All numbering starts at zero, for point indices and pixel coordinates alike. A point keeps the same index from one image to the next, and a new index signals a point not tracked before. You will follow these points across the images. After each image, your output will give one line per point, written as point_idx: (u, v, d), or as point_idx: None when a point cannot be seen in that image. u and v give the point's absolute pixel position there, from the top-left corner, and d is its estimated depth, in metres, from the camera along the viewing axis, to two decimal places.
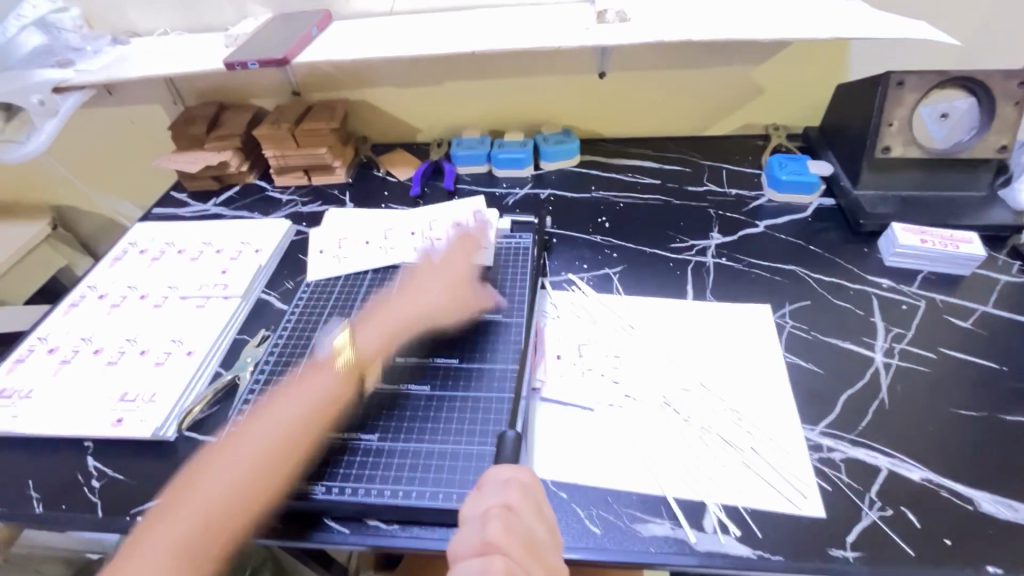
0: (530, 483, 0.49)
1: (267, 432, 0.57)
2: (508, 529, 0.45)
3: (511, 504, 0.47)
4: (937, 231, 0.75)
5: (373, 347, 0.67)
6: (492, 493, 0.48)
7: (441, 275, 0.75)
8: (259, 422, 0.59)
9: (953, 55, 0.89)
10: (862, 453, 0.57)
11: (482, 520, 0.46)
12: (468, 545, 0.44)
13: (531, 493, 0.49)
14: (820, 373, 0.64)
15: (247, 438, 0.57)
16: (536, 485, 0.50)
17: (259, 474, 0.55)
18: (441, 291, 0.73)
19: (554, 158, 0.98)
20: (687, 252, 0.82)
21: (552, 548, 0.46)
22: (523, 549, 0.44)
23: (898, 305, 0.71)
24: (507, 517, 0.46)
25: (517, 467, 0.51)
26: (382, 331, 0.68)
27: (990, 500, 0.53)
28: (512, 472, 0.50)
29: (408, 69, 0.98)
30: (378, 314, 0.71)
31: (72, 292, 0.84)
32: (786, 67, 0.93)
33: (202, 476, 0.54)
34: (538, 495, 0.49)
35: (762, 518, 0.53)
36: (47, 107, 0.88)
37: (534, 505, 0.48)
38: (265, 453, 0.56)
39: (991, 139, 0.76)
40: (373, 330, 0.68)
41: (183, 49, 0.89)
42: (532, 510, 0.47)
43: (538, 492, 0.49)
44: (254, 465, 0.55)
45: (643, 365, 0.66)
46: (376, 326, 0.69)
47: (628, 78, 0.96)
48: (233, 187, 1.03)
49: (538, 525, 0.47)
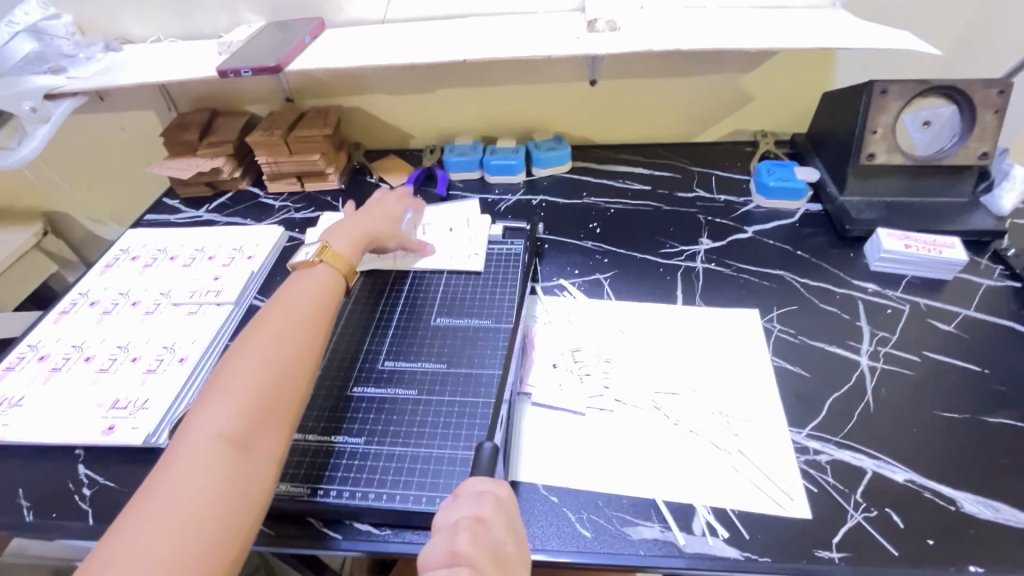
0: (505, 496, 0.49)
1: (277, 329, 0.58)
2: (475, 541, 0.45)
3: (481, 517, 0.47)
4: (920, 237, 0.77)
5: (350, 250, 0.72)
6: (465, 505, 0.48)
7: (387, 211, 0.81)
8: (264, 325, 0.59)
9: (937, 63, 0.91)
10: (848, 455, 0.58)
11: (451, 531, 0.46)
12: (435, 556, 0.44)
13: (504, 506, 0.48)
14: (807, 377, 0.65)
15: (263, 331, 0.58)
16: (510, 498, 0.49)
17: (284, 363, 0.55)
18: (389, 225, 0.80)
19: (545, 165, 0.99)
20: (677, 257, 0.83)
21: (521, 562, 0.46)
22: (490, 562, 0.44)
23: (883, 309, 0.72)
24: (476, 530, 0.46)
25: (495, 480, 0.50)
26: (353, 236, 0.73)
27: (972, 500, 0.54)
28: (489, 486, 0.50)
29: (400, 76, 0.98)
30: (341, 229, 0.74)
31: (63, 298, 0.84)
32: (774, 75, 0.94)
33: (231, 371, 0.54)
34: (512, 509, 0.49)
35: (750, 520, 0.53)
36: (39, 114, 0.87)
37: (506, 518, 0.47)
38: (283, 346, 0.56)
39: (973, 147, 0.77)
40: (345, 237, 0.73)
41: (176, 56, 0.90)
42: (503, 524, 0.47)
43: (511, 504, 0.49)
44: (277, 356, 0.56)
45: (634, 370, 0.67)
46: (343, 235, 0.73)
47: (619, 86, 0.98)
48: (226, 193, 1.03)
49: (507, 538, 0.46)
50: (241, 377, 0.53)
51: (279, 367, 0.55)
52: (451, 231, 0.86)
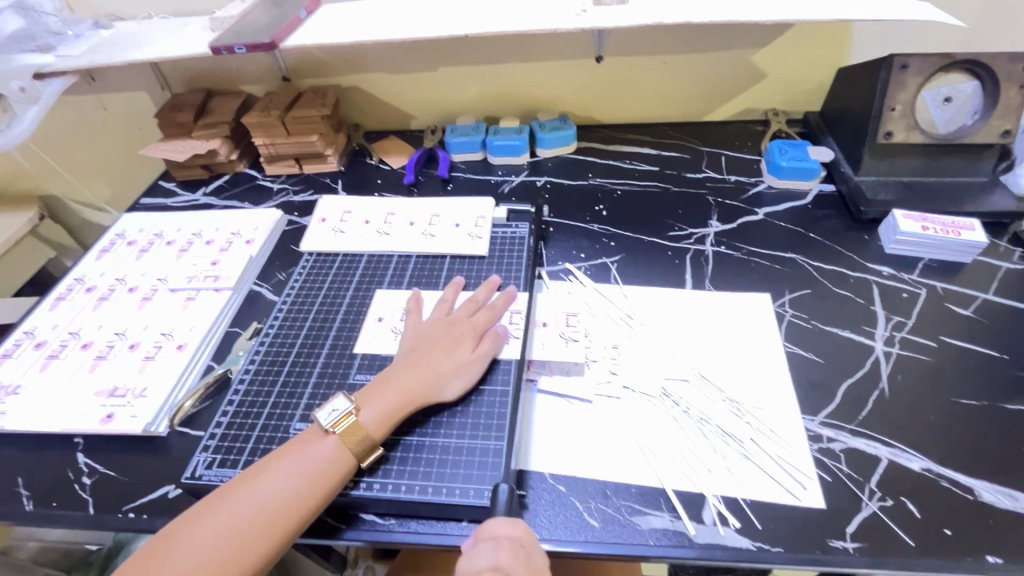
0: (521, 538, 0.48)
1: (262, 499, 0.51)
2: None
3: (501, 566, 0.46)
4: (938, 218, 0.74)
5: (378, 423, 0.56)
6: (483, 552, 0.47)
7: (454, 334, 0.64)
8: (247, 487, 0.51)
9: (958, 37, 0.87)
10: (862, 443, 0.56)
11: None
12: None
13: (522, 551, 0.47)
14: (820, 363, 0.64)
15: (255, 485, 0.51)
16: (530, 543, 0.48)
17: (243, 540, 0.49)
18: (446, 360, 0.61)
19: (550, 145, 0.96)
20: (686, 240, 0.81)
21: None
22: None
23: (899, 293, 0.70)
24: None
25: (511, 521, 0.49)
26: (387, 403, 0.57)
27: (990, 489, 0.52)
28: (508, 530, 0.48)
29: (399, 54, 0.95)
30: (385, 381, 0.59)
31: (59, 284, 0.83)
32: (788, 50, 0.90)
33: (203, 528, 0.49)
34: (532, 551, 0.48)
35: (763, 509, 0.52)
36: (28, 94, 0.85)
37: (524, 562, 0.46)
38: (253, 521, 0.49)
39: (995, 125, 0.74)
40: (377, 403, 0.57)
41: (167, 34, 0.87)
42: (522, 569, 0.46)
43: (532, 548, 0.48)
44: (246, 529, 0.49)
45: (642, 356, 0.65)
46: (380, 394, 0.58)
47: (626, 63, 0.94)
48: (223, 175, 1.01)
49: None
50: (196, 544, 0.48)
51: (235, 543, 0.48)
52: (456, 224, 0.83)
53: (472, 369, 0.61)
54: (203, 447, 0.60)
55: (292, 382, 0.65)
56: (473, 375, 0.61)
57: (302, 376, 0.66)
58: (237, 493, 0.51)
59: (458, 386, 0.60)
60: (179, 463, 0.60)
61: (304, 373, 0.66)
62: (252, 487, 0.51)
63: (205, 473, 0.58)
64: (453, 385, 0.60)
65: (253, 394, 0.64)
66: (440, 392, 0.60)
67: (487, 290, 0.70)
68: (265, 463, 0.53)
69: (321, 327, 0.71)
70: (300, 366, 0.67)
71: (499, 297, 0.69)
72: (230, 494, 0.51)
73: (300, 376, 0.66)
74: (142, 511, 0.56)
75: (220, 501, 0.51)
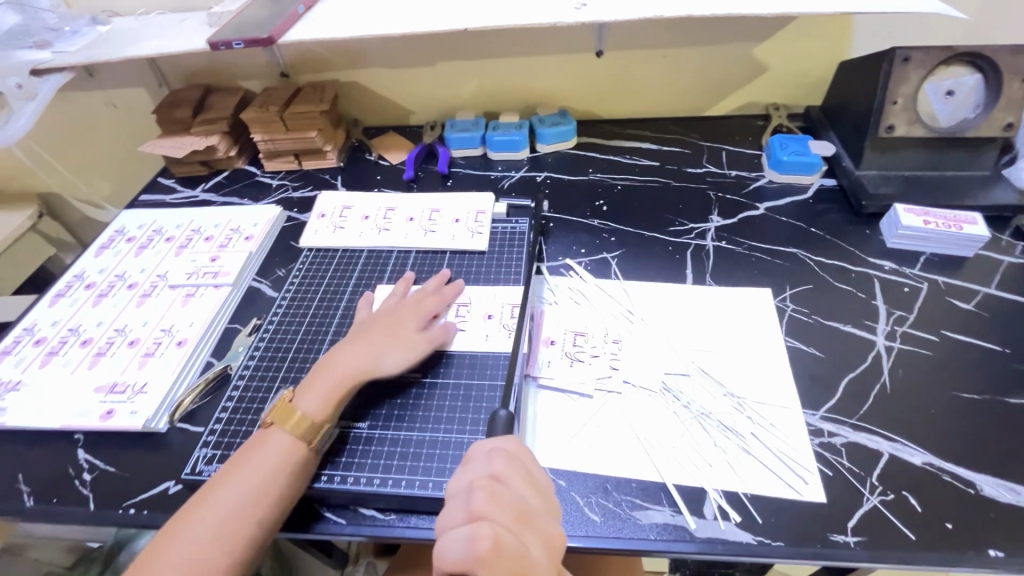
0: (515, 451, 0.48)
1: (228, 499, 0.51)
2: (495, 498, 0.43)
3: (498, 474, 0.46)
4: (940, 212, 0.74)
5: (320, 405, 0.56)
6: (478, 465, 0.47)
7: (398, 318, 0.64)
8: (213, 491, 0.51)
9: (959, 30, 0.87)
10: (864, 437, 0.56)
11: (468, 491, 0.44)
12: (455, 518, 0.43)
13: (518, 460, 0.47)
14: (821, 357, 0.64)
15: (220, 493, 0.51)
16: (523, 454, 0.49)
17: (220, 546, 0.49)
18: (383, 339, 0.62)
19: (550, 141, 0.96)
20: (686, 235, 0.80)
21: (548, 514, 0.45)
22: (514, 517, 0.43)
23: (901, 287, 0.70)
24: (494, 486, 0.44)
25: (501, 438, 0.50)
26: (326, 386, 0.57)
27: (992, 483, 0.52)
28: (497, 442, 0.49)
29: (399, 49, 0.95)
30: (320, 368, 0.60)
31: (58, 281, 0.82)
32: (790, 44, 0.90)
33: (175, 547, 0.48)
34: (527, 461, 0.48)
35: (763, 504, 0.52)
36: (27, 90, 0.86)
37: (523, 475, 0.46)
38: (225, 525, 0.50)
39: (997, 117, 0.74)
40: (316, 388, 0.57)
41: (165, 29, 0.86)
42: (522, 481, 0.46)
43: (524, 456, 0.48)
44: (220, 534, 0.49)
45: (644, 351, 0.65)
46: (318, 380, 0.58)
47: (626, 57, 0.94)
48: (222, 172, 1.01)
49: (528, 492, 0.45)
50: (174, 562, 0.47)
51: (214, 549, 0.48)
52: (456, 220, 0.82)
53: (416, 347, 0.62)
54: (203, 443, 0.60)
55: (293, 377, 0.65)
56: (414, 353, 0.62)
57: (302, 372, 0.65)
58: (202, 505, 0.51)
59: (397, 362, 0.61)
60: (179, 460, 0.60)
61: (304, 368, 0.66)
62: (218, 493, 0.51)
63: (205, 469, 0.57)
64: (392, 361, 0.61)
65: (254, 389, 0.64)
66: (378, 368, 0.60)
67: (438, 282, 0.71)
68: (229, 465, 0.54)
69: (321, 322, 0.71)
70: (300, 361, 0.67)
71: (452, 288, 0.70)
72: (195, 507, 0.51)
73: (301, 371, 0.66)
74: (142, 507, 0.56)
75: (188, 510, 0.51)
